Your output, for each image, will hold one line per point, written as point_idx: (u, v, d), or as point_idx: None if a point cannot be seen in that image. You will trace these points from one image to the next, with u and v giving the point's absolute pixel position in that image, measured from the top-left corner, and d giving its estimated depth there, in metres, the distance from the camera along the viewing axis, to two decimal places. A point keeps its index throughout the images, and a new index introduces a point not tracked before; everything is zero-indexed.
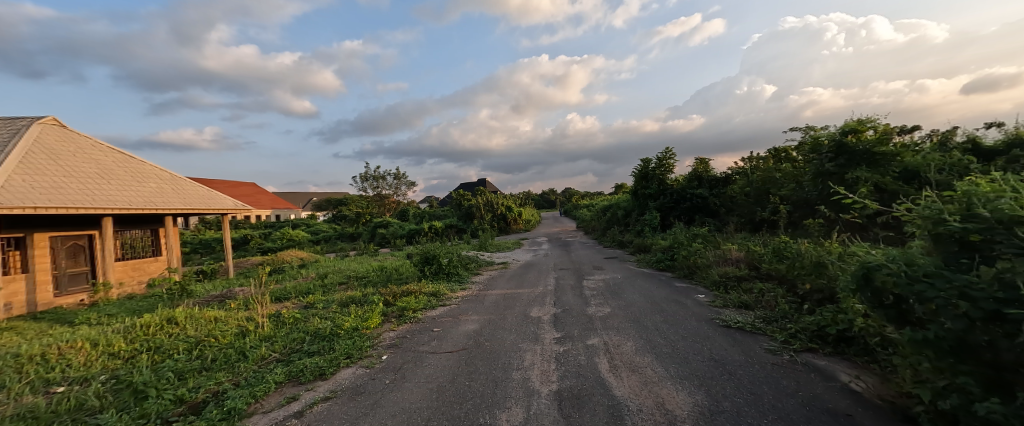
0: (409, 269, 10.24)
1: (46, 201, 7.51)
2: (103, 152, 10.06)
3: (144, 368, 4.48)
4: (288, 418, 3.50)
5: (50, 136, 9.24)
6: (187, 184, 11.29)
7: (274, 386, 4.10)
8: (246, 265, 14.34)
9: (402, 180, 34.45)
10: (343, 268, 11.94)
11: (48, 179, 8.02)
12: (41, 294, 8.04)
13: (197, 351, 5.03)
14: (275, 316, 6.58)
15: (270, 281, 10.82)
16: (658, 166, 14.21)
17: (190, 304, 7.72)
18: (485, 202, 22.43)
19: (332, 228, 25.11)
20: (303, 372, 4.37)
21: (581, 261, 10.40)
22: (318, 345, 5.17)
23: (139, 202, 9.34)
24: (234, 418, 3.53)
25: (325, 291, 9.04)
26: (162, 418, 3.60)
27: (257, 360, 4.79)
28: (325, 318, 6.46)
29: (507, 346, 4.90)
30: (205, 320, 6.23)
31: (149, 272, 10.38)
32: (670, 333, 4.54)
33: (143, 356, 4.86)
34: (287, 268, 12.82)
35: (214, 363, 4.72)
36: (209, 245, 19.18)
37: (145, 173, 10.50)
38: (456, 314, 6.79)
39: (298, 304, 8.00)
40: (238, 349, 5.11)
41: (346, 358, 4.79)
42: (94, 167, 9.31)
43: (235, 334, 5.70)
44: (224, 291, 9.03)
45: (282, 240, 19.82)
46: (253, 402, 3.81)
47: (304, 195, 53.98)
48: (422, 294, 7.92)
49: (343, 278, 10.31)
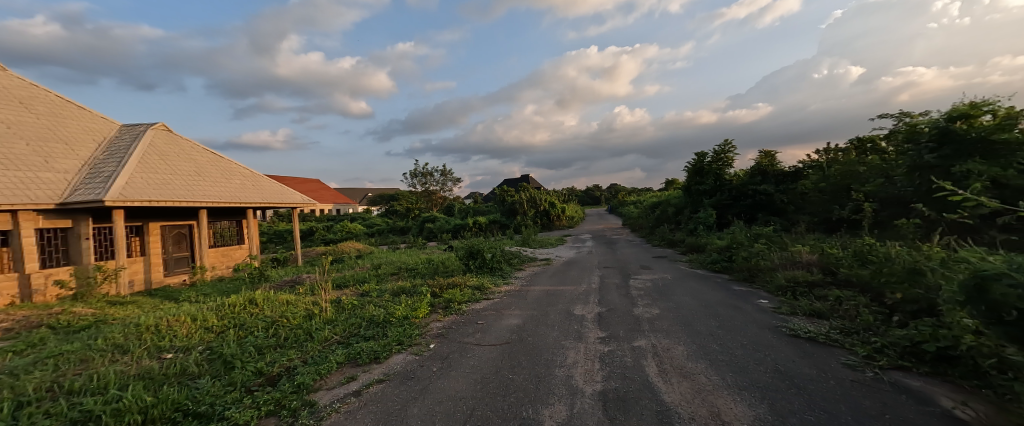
0: (456, 262, 10.41)
1: (159, 196, 8.36)
2: (199, 153, 10.99)
3: (231, 342, 4.83)
4: (347, 396, 3.65)
5: (161, 140, 10.20)
6: (266, 181, 12.12)
7: (336, 366, 4.29)
8: (312, 254, 15.26)
9: (449, 176, 35.14)
10: (394, 260, 12.35)
11: (158, 176, 8.90)
12: (155, 274, 9.02)
13: (273, 330, 5.36)
14: (336, 301, 6.93)
15: (332, 269, 11.44)
16: (715, 161, 13.54)
17: (267, 288, 8.35)
18: (528, 198, 22.38)
19: (384, 222, 26.13)
20: (360, 355, 4.54)
21: (629, 259, 10.13)
22: (373, 331, 5.36)
23: (229, 198, 10.13)
24: (303, 391, 3.72)
25: (379, 280, 9.43)
26: (245, 387, 3.84)
27: (321, 341, 5.02)
28: (379, 306, 6.67)
29: (551, 342, 4.85)
30: (279, 303, 6.63)
31: (235, 258, 11.22)
32: (727, 340, 4.26)
33: (230, 332, 5.23)
34: (343, 258, 13.43)
35: (287, 341, 5.01)
36: (281, 236, 20.68)
37: (232, 171, 11.35)
38: (499, 308, 6.83)
39: (355, 291, 8.41)
40: (305, 330, 5.38)
41: (397, 344, 4.91)
42: (192, 167, 10.19)
43: (303, 317, 6.00)
44: (294, 277, 9.64)
45: (342, 231, 20.90)
46: (318, 379, 4.00)
47: (361, 191, 56.77)
48: (467, 287, 8.07)
49: (394, 269, 10.68)
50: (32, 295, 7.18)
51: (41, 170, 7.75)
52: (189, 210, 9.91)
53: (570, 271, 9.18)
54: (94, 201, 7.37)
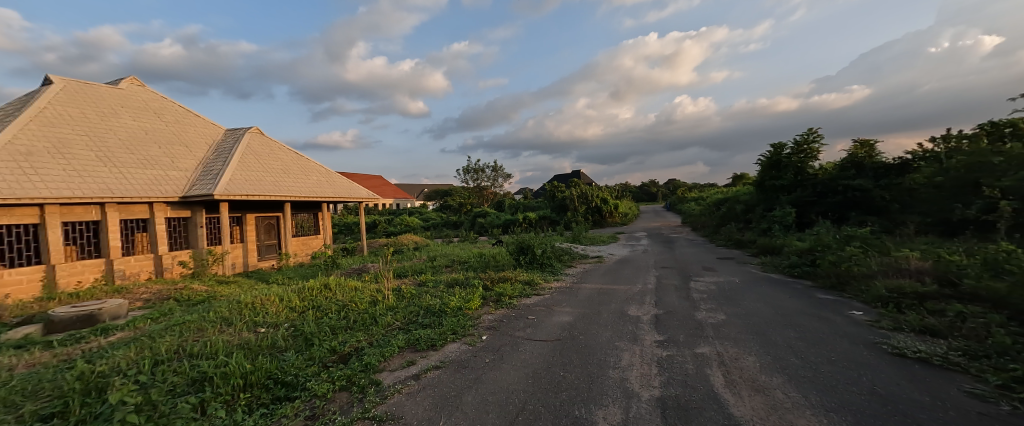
0: (507, 257, 10.42)
1: (253, 191, 10.12)
2: (285, 153, 12.90)
3: (311, 322, 5.40)
4: (408, 379, 3.97)
5: (255, 142, 12.23)
6: (338, 179, 13.75)
7: (398, 350, 4.66)
8: (374, 245, 16.09)
9: (500, 172, 35.39)
10: (448, 252, 12.64)
11: (252, 174, 10.74)
12: (251, 258, 10.97)
13: (344, 313, 5.87)
14: (396, 290, 7.27)
15: (393, 260, 12.05)
16: (796, 153, 12.33)
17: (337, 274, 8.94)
18: (580, 194, 21.94)
19: (439, 216, 26.87)
20: (419, 341, 4.87)
21: (688, 260, 9.63)
22: (430, 320, 5.63)
23: (306, 192, 11.79)
24: (370, 371, 4.12)
25: (434, 272, 9.84)
26: (323, 362, 4.36)
27: (385, 326, 5.45)
28: (435, 296, 6.92)
29: (601, 341, 4.73)
30: (348, 288, 7.06)
31: (312, 246, 12.79)
32: (810, 354, 3.86)
33: (310, 313, 5.80)
34: (402, 250, 13.99)
35: (356, 323, 5.49)
36: (349, 228, 22.10)
37: (310, 169, 13.08)
38: (549, 304, 6.83)
39: (414, 281, 8.86)
40: (371, 315, 5.81)
41: (453, 333, 5.17)
42: (279, 165, 12.04)
43: (369, 303, 6.45)
44: (361, 266, 10.19)
45: (401, 225, 21.77)
46: (383, 360, 4.40)
47: (418, 186, 58.87)
48: (518, 281, 8.23)
49: (449, 262, 10.97)
50: (163, 271, 9.03)
51: (170, 169, 9.88)
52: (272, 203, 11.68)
53: (624, 270, 8.85)
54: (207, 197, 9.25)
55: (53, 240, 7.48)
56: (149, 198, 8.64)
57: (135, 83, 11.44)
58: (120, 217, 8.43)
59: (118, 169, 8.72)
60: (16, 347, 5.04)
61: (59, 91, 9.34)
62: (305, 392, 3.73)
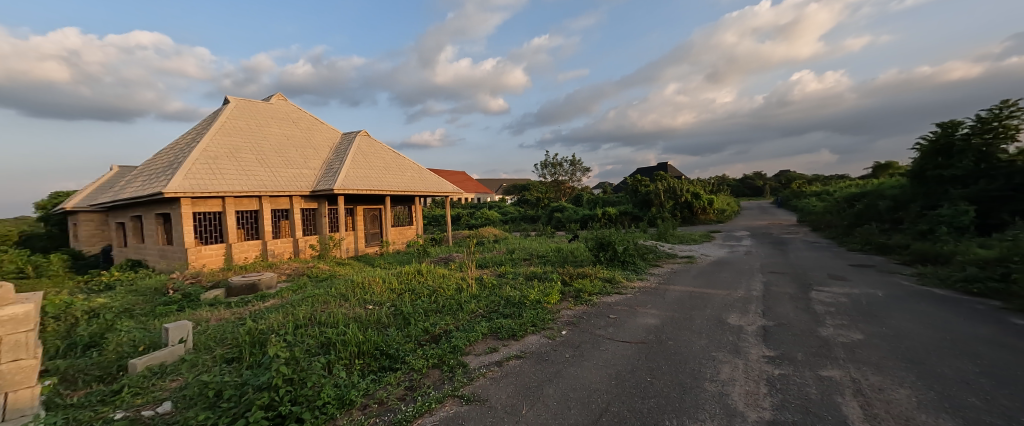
0: (585, 253, 10.11)
1: (360, 186, 13.17)
2: (387, 153, 15.94)
3: (406, 303, 7.43)
4: (492, 364, 4.93)
5: (365, 143, 15.44)
6: (428, 175, 16.37)
7: (481, 336, 5.83)
8: (458, 236, 16.86)
9: (579, 166, 34.77)
10: (525, 246, 12.66)
11: (362, 172, 13.88)
12: (359, 244, 14.41)
13: (433, 297, 7.87)
14: (478, 280, 9.16)
15: (476, 251, 12.67)
16: (982, 133, 9.27)
17: (439, 275, 9.48)
18: (666, 188, 20.57)
19: (517, 210, 27.34)
20: (501, 331, 6.01)
21: (807, 265, 8.48)
22: (510, 310, 6.96)
23: (400, 187, 14.63)
24: (457, 352, 5.26)
25: (513, 264, 10.56)
26: (419, 340, 5.78)
27: (469, 312, 7.02)
28: (513, 288, 8.48)
29: (696, 349, 4.77)
30: (438, 274, 9.51)
31: (406, 235, 16.00)
32: (993, 394, 3.10)
33: (405, 295, 7.99)
34: (483, 242, 14.46)
35: (444, 308, 7.28)
36: (436, 220, 23.46)
37: (405, 167, 15.96)
38: (632, 304, 6.88)
39: (494, 272, 10.10)
40: (456, 301, 7.65)
41: (533, 326, 6.17)
42: (381, 163, 15.09)
43: (454, 289, 8.40)
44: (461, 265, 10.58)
45: (482, 218, 22.44)
46: (468, 343, 5.58)
47: (499, 181, 60.58)
48: (598, 278, 8.27)
49: (527, 256, 11.17)
50: (299, 252, 12.72)
51: (304, 168, 13.47)
52: (374, 197, 14.91)
53: (720, 274, 8.00)
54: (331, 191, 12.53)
55: (230, 224, 11.40)
56: (286, 191, 12.24)
57: (281, 98, 15.52)
58: (270, 207, 12.24)
59: (268, 169, 12.45)
60: (213, 304, 8.10)
61: (235, 108, 13.57)
62: (405, 365, 4.94)
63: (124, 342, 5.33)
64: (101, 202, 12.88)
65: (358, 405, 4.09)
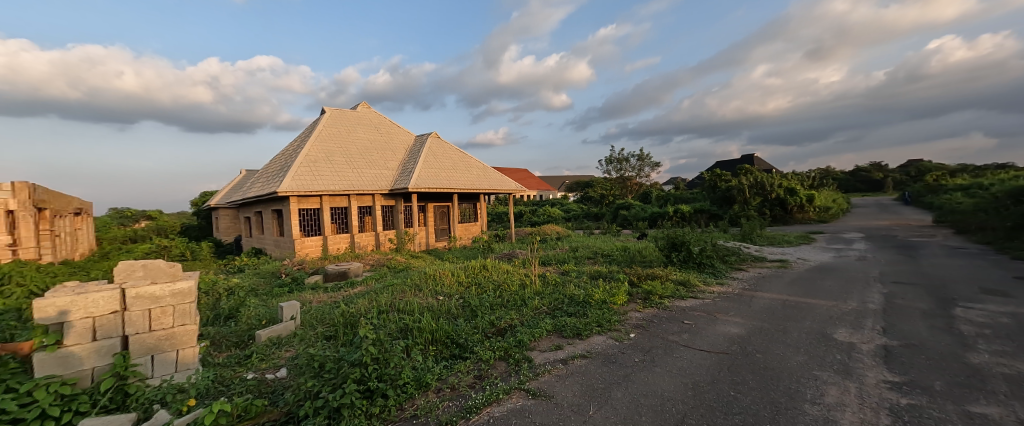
0: (654, 253, 9.44)
1: (430, 185, 13.59)
2: (456, 152, 16.26)
3: (474, 296, 7.63)
4: (557, 361, 5.04)
5: (436, 144, 15.89)
6: (493, 173, 16.47)
7: (546, 333, 5.99)
8: (521, 233, 16.79)
9: (647, 162, 33.20)
10: (590, 244, 12.18)
11: (432, 171, 14.31)
12: (430, 239, 14.97)
13: (500, 292, 7.95)
14: (542, 277, 9.05)
15: (539, 248, 12.56)
16: None
17: (505, 269, 9.53)
18: (751, 183, 18.72)
19: (581, 207, 26.85)
20: (565, 329, 6.10)
21: (951, 276, 7.14)
22: (575, 309, 6.90)
23: (467, 186, 14.88)
24: (522, 346, 5.51)
25: (576, 263, 10.24)
26: (485, 331, 6.09)
27: (533, 308, 7.07)
28: (577, 287, 8.27)
29: (793, 363, 4.23)
30: (502, 270, 9.43)
31: (472, 232, 16.32)
32: None
33: (472, 288, 8.16)
34: (546, 239, 14.18)
35: (509, 303, 7.38)
36: (499, 217, 23.73)
37: (472, 166, 16.18)
38: (711, 310, 6.35)
39: (557, 269, 9.92)
40: (521, 296, 7.70)
41: (598, 326, 6.18)
42: (450, 162, 15.44)
43: (518, 285, 8.42)
44: (534, 265, 10.35)
45: (544, 215, 22.20)
46: (534, 339, 5.77)
47: (561, 178, 59.94)
48: (670, 281, 7.65)
49: (591, 254, 10.80)
50: (379, 244, 13.67)
51: (384, 169, 14.29)
52: (442, 195, 15.31)
53: (822, 282, 7.05)
54: (405, 189, 13.21)
55: (326, 218, 12.59)
56: (368, 190, 13.13)
57: (366, 105, 16.60)
58: (357, 205, 13.33)
59: (355, 169, 13.55)
60: (313, 288, 9.07)
61: (330, 117, 14.91)
62: (474, 354, 5.30)
63: (251, 317, 6.66)
64: (233, 201, 15.34)
65: (433, 388, 4.50)
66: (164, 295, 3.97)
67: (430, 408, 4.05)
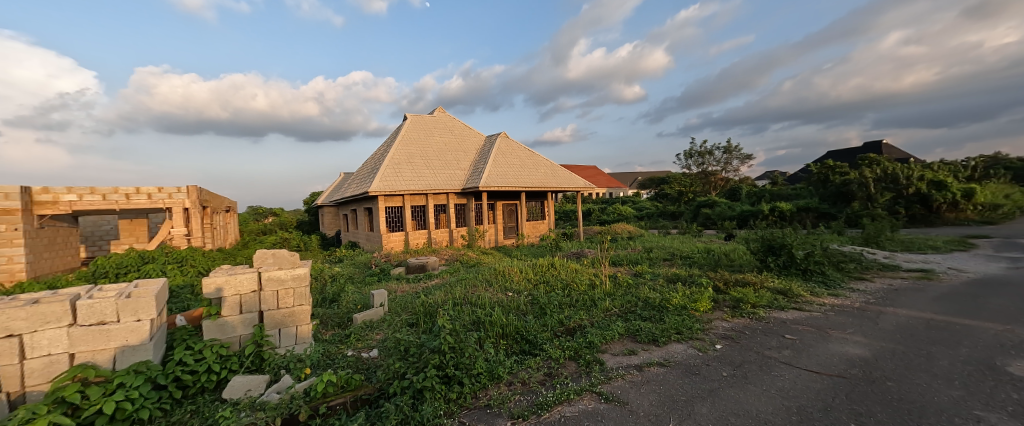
0: (744, 256, 8.45)
1: (498, 183, 13.57)
2: (524, 151, 16.11)
3: (542, 294, 7.36)
4: (632, 367, 4.78)
5: (505, 144, 15.87)
6: (561, 171, 16.07)
7: (618, 336, 5.66)
8: (591, 232, 16.17)
9: (735, 155, 30.56)
10: (666, 245, 11.30)
11: (501, 170, 14.30)
12: (498, 236, 14.94)
13: (568, 291, 7.58)
14: (613, 277, 8.49)
15: (610, 248, 11.96)
16: None
17: (587, 269, 9.18)
18: (875, 174, 16.03)
19: (655, 205, 25.46)
20: (639, 333, 5.72)
21: None
22: (650, 313, 6.40)
23: (534, 184, 14.66)
24: (593, 347, 5.25)
25: (651, 264, 9.54)
26: (554, 330, 5.85)
27: (604, 310, 6.65)
28: (652, 289, 7.66)
29: (942, 398, 3.63)
30: (571, 269, 9.03)
31: (539, 230, 16.04)
32: None
33: (541, 286, 7.88)
34: (617, 238, 13.44)
35: (578, 302, 7.01)
36: (566, 215, 23.21)
37: (540, 164, 15.92)
38: (818, 324, 5.54)
39: (629, 270, 9.32)
40: (590, 297, 7.27)
41: (677, 333, 5.69)
42: (518, 161, 15.32)
43: (587, 285, 7.98)
44: (610, 265, 9.80)
45: (614, 214, 21.30)
46: (605, 342, 5.49)
47: (632, 174, 57.46)
48: (767, 289, 6.75)
49: (668, 255, 10.01)
50: (453, 240, 13.89)
51: (456, 169, 14.56)
52: (510, 192, 15.26)
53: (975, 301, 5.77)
54: (476, 188, 13.31)
55: (406, 215, 13.15)
56: (444, 188, 13.50)
57: (442, 109, 17.10)
58: (433, 203, 13.68)
59: (432, 169, 14.00)
60: (399, 278, 9.51)
61: (411, 123, 15.63)
62: (543, 352, 5.16)
63: (350, 302, 7.13)
64: (333, 199, 16.81)
65: (504, 380, 4.51)
66: (288, 278, 4.87)
67: (502, 399, 4.12)
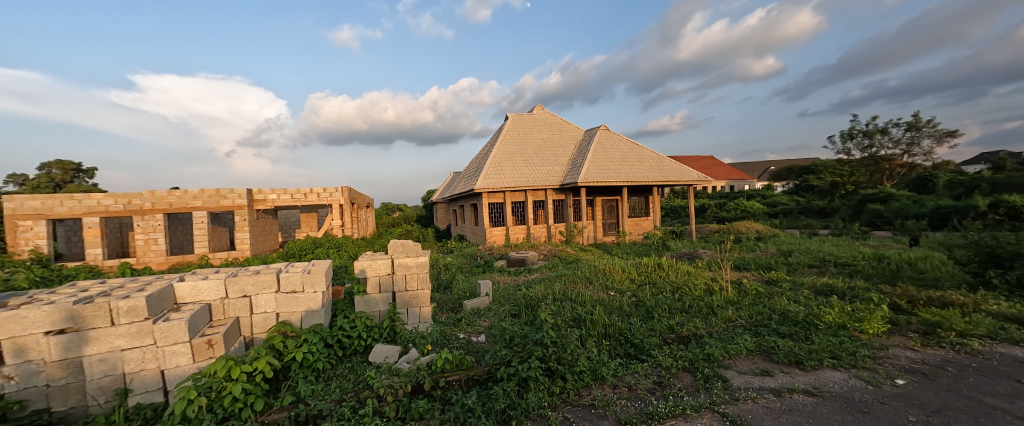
0: (941, 268, 6.49)
1: (599, 179, 12.79)
2: (625, 143, 14.94)
3: (649, 295, 6.46)
4: (768, 391, 3.86)
5: (605, 137, 14.88)
6: (669, 162, 14.54)
7: (746, 352, 4.65)
8: (707, 230, 14.39)
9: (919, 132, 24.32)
10: (812, 248, 9.37)
11: (601, 165, 13.43)
12: (597, 233, 14.03)
13: (679, 295, 6.57)
14: (738, 284, 7.15)
15: (735, 249, 10.35)
16: None
17: (707, 272, 7.98)
18: None
19: (792, 200, 21.88)
20: (776, 351, 4.62)
21: None
22: (791, 329, 5.16)
23: (640, 178, 13.50)
24: (714, 362, 4.39)
25: (790, 270, 7.94)
26: (663, 337, 5.04)
27: (725, 320, 5.57)
28: (792, 301, 6.28)
29: None
30: (682, 272, 7.85)
31: (643, 227, 14.75)
32: None
33: (646, 287, 6.96)
34: (741, 239, 11.63)
35: (693, 309, 5.98)
36: (677, 211, 21.18)
37: (645, 156, 14.61)
38: None
39: (759, 277, 7.85)
40: (708, 304, 6.15)
41: (831, 358, 4.43)
42: (620, 154, 14.25)
43: (703, 291, 6.79)
44: (737, 271, 8.30)
45: (736, 210, 18.81)
46: (729, 357, 4.55)
47: (762, 165, 50.39)
48: (985, 314, 5.03)
49: (815, 260, 8.27)
50: (551, 236, 13.40)
51: (556, 165, 14.03)
52: (611, 188, 14.33)
53: None
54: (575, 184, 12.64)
55: (506, 210, 13.04)
56: (542, 185, 13.04)
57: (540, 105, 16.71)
58: (532, 199, 13.38)
59: (531, 167, 13.65)
60: (500, 270, 9.33)
61: (511, 122, 15.54)
62: (652, 358, 4.48)
63: (460, 289, 7.15)
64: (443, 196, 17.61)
65: (609, 382, 4.05)
66: (412, 264, 5.18)
67: (608, 401, 3.70)
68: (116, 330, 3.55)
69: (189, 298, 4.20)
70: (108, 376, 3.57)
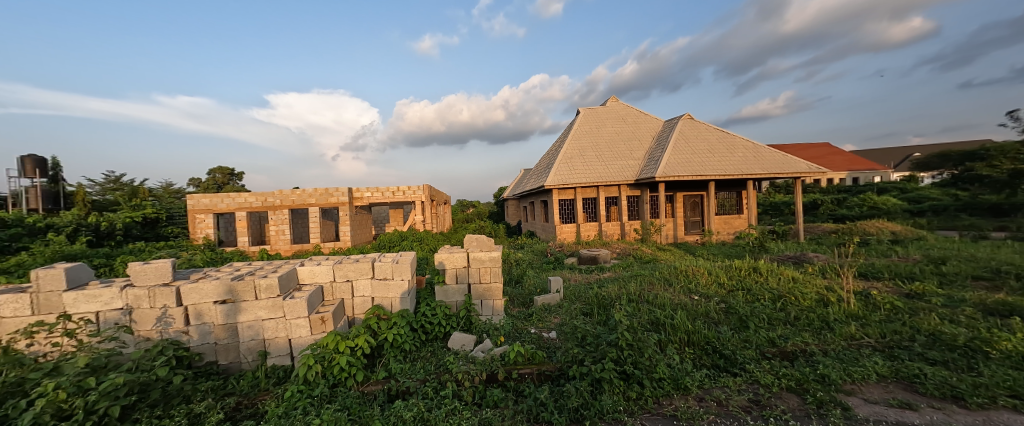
0: None
1: (682, 172, 11.63)
2: (712, 131, 13.43)
3: (743, 302, 5.43)
4: None
5: (688, 126, 13.51)
6: (768, 151, 12.75)
7: (876, 377, 3.58)
8: (819, 231, 12.40)
9: None
10: (980, 256, 7.41)
11: (685, 157, 12.19)
12: (677, 232, 12.77)
13: (781, 304, 5.46)
14: (862, 295, 5.77)
15: (861, 253, 8.64)
16: None
17: (822, 279, 6.66)
18: None
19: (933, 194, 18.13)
20: (919, 379, 3.51)
21: None
22: (941, 354, 3.95)
23: (732, 170, 12.01)
24: (832, 385, 3.42)
25: (944, 283, 6.31)
26: (761, 349, 4.11)
27: (847, 337, 4.44)
28: (945, 320, 4.90)
29: None
30: (785, 277, 6.58)
31: (735, 226, 13.11)
32: None
33: (739, 293, 5.91)
34: (870, 241, 9.75)
35: (800, 321, 4.89)
36: (777, 208, 18.73)
37: (736, 145, 12.98)
38: None
39: (895, 289, 6.31)
40: (821, 317, 4.98)
41: (1009, 395, 3.25)
42: (706, 144, 12.83)
43: (814, 301, 5.57)
44: (862, 281, 6.80)
45: (863, 207, 16.08)
46: (851, 381, 3.53)
47: (889, 155, 43.08)
48: None
49: (984, 272, 6.50)
50: (625, 234, 12.44)
51: (631, 159, 13.01)
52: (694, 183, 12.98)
53: None
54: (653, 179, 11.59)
55: (576, 206, 12.40)
56: (617, 180, 12.14)
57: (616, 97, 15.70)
58: (605, 195, 12.56)
59: (604, 162, 12.79)
60: (570, 268, 8.70)
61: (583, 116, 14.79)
62: (747, 372, 3.63)
63: (531, 284, 6.68)
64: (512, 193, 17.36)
65: (695, 395, 3.35)
66: (486, 258, 4.75)
67: (697, 415, 3.04)
68: (259, 303, 3.75)
69: (308, 281, 4.25)
70: (254, 339, 3.80)
